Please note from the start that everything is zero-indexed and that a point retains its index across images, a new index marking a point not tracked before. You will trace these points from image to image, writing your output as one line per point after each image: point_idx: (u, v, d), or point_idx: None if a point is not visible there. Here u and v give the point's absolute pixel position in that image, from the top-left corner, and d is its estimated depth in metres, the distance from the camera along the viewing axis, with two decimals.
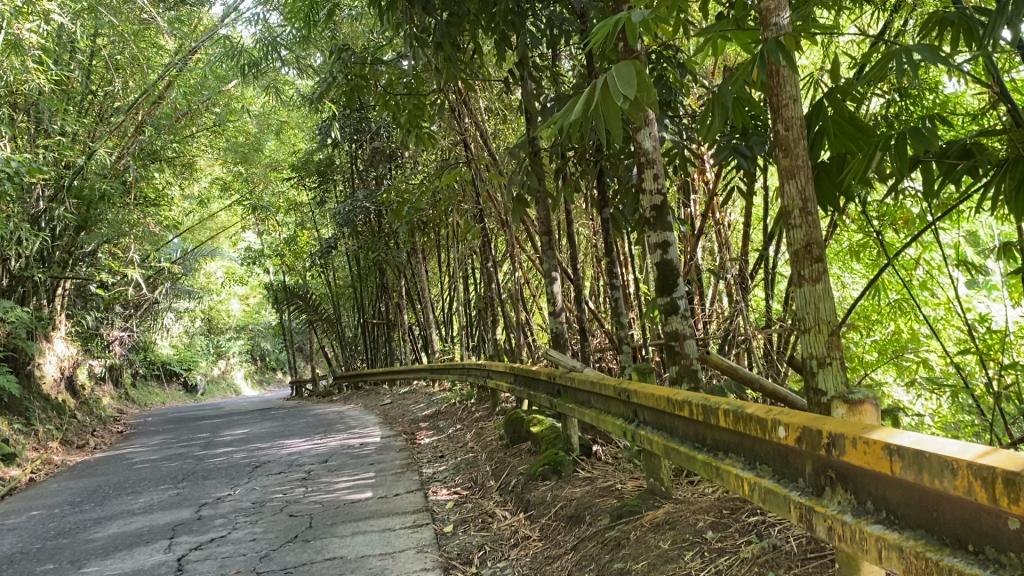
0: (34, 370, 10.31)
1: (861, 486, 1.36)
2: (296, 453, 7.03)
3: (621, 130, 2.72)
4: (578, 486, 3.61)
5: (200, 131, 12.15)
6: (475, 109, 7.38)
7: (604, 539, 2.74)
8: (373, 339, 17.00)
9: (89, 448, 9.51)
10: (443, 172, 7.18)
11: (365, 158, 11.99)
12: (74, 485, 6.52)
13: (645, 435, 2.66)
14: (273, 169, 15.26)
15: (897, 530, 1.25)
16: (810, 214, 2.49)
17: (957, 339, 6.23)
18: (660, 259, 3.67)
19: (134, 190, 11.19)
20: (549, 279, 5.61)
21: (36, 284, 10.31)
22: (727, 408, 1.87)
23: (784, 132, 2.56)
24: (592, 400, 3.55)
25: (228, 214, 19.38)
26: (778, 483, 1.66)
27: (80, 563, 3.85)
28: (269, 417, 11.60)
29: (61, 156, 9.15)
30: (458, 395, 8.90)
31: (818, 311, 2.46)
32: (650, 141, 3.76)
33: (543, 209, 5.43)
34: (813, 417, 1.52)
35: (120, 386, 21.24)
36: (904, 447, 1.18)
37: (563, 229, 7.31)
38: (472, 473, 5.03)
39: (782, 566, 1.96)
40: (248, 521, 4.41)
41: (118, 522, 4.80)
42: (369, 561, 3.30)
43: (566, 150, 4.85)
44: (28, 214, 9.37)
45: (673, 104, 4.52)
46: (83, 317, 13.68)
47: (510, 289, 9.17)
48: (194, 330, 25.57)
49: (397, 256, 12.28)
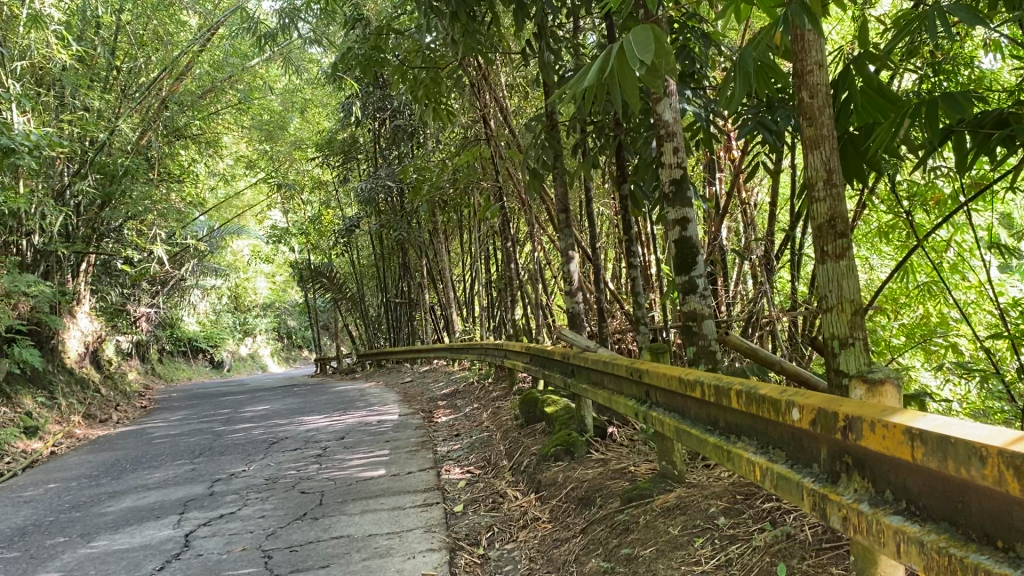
0: (58, 344, 10.40)
1: (880, 474, 1.24)
2: (314, 429, 7.03)
3: (637, 95, 2.59)
4: (591, 468, 3.53)
5: (225, 108, 12.12)
6: (495, 84, 7.24)
7: (614, 523, 2.65)
8: (397, 318, 16.97)
9: (111, 422, 9.59)
10: (462, 149, 7.06)
11: (387, 136, 11.88)
12: (93, 458, 6.55)
13: (656, 417, 2.56)
14: (298, 148, 15.25)
15: (917, 522, 1.14)
16: (834, 186, 2.36)
17: (988, 323, 6.05)
18: (679, 236, 3.54)
19: (158, 166, 11.23)
20: (566, 257, 5.51)
21: (61, 259, 10.36)
22: (740, 389, 1.77)
23: (809, 100, 2.43)
24: (605, 379, 3.45)
25: (254, 192, 19.42)
26: (791, 469, 1.55)
27: (89, 537, 3.83)
28: (290, 394, 11.62)
29: (86, 132, 9.08)
30: (478, 374, 8.85)
31: (841, 290, 2.33)
32: (671, 113, 3.58)
33: (561, 185, 5.31)
34: (829, 398, 1.41)
35: (147, 361, 21.48)
36: (927, 432, 1.07)
37: (583, 209, 7.18)
38: (486, 452, 4.96)
39: (795, 557, 1.85)
40: (259, 497, 4.38)
41: (131, 496, 4.79)
42: (376, 540, 3.23)
43: (585, 123, 4.70)
44: (52, 190, 9.38)
45: (697, 76, 4.37)
46: (109, 293, 13.78)
47: (530, 268, 9.05)
48: (220, 306, 25.79)
49: (419, 235, 12.20)
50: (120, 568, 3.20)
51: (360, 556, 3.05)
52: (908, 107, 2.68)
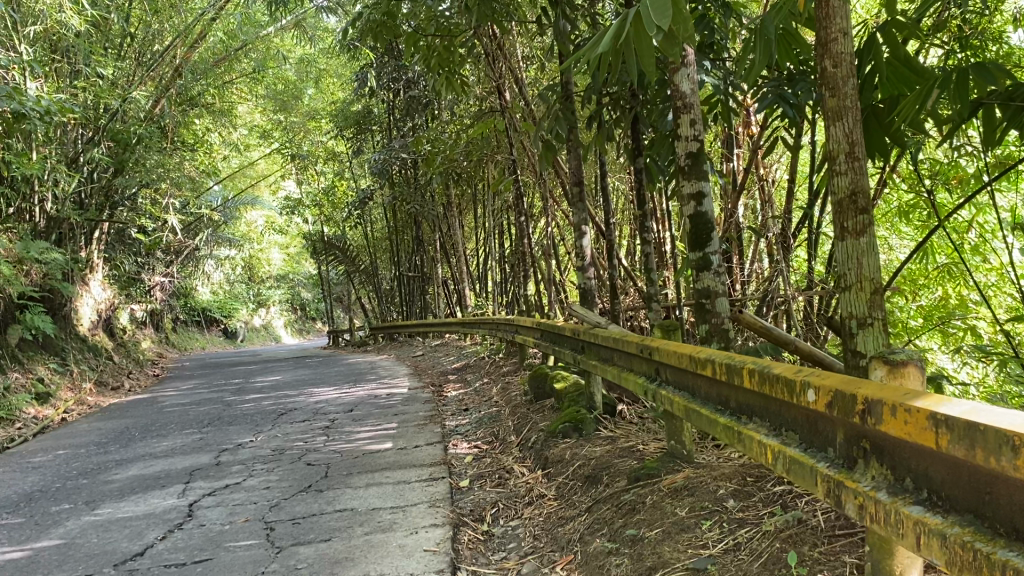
0: (71, 311, 10.42)
1: (899, 461, 1.17)
2: (323, 401, 7.01)
3: (652, 63, 2.50)
4: (599, 446, 3.47)
5: (239, 77, 12.02)
6: (510, 55, 7.11)
7: (619, 503, 2.60)
8: (409, 292, 16.90)
9: (123, 391, 9.64)
10: (475, 121, 6.96)
11: (401, 107, 11.72)
12: (104, 425, 6.57)
13: (666, 395, 2.49)
14: (313, 119, 15.15)
15: (939, 514, 1.06)
16: (856, 159, 2.27)
17: (1007, 306, 5.94)
18: (694, 211, 3.45)
19: (172, 134, 11.15)
20: (579, 231, 5.41)
21: (74, 226, 10.34)
22: (753, 368, 1.69)
23: (831, 69, 2.33)
24: (614, 356, 3.38)
25: (268, 163, 19.35)
26: (804, 452, 1.48)
27: (94, 504, 3.81)
28: (302, 366, 11.60)
29: (100, 99, 8.93)
30: (488, 349, 8.80)
31: (861, 267, 2.25)
32: (688, 84, 3.47)
33: (574, 157, 5.21)
34: (846, 379, 1.33)
35: (160, 330, 21.59)
36: (954, 418, 0.99)
37: (597, 184, 7.08)
38: (494, 428, 4.91)
39: (807, 543, 1.78)
40: (265, 468, 4.35)
41: (138, 464, 4.78)
42: (379, 515, 3.18)
43: (600, 94, 4.58)
44: (66, 156, 9.32)
45: (716, 46, 4.23)
46: (122, 262, 13.79)
47: (543, 244, 8.95)
48: (234, 277, 25.85)
49: (432, 209, 12.08)
50: (122, 537, 3.18)
51: (362, 530, 3.00)
52: (934, 79, 2.56)
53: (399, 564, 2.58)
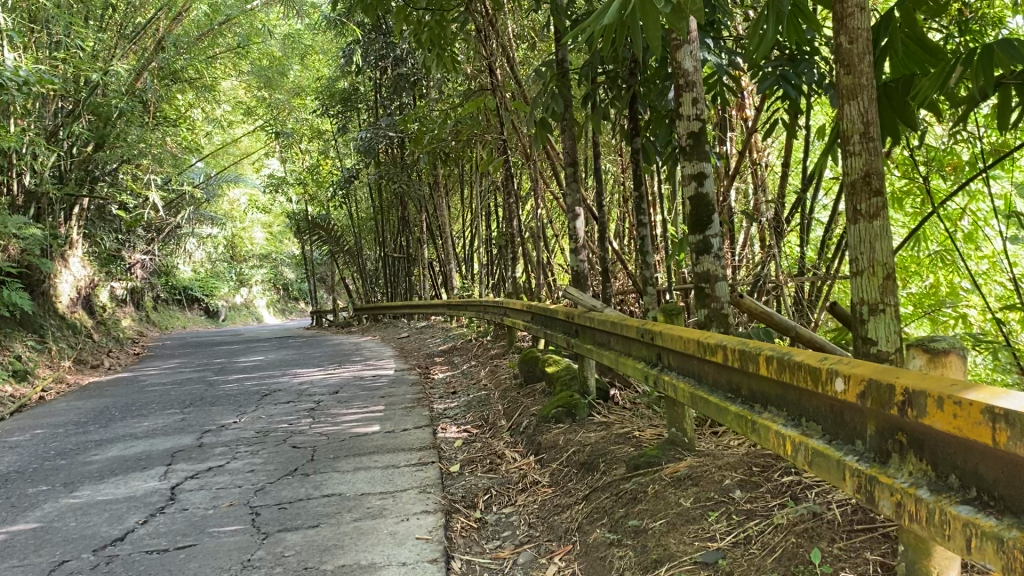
0: (49, 288, 10.22)
1: (941, 456, 1.09)
2: (307, 382, 6.91)
3: (660, 38, 2.37)
4: (593, 432, 3.39)
5: (223, 52, 11.79)
6: (503, 33, 6.97)
7: (619, 491, 2.52)
8: (393, 273, 16.73)
9: (102, 369, 9.49)
10: (466, 100, 6.83)
11: (388, 86, 11.54)
12: (83, 405, 6.43)
13: (669, 381, 2.42)
14: (298, 96, 14.92)
15: (992, 515, 0.99)
16: (871, 139, 2.19)
17: (998, 294, 5.91)
18: (694, 192, 3.35)
19: (154, 110, 10.93)
20: (571, 212, 5.32)
21: (53, 202, 10.14)
22: (770, 355, 1.61)
23: (848, 46, 2.23)
24: (611, 341, 3.30)
25: (251, 140, 19.07)
26: (829, 444, 1.41)
27: (73, 486, 3.70)
28: (285, 346, 11.44)
29: (79, 71, 8.67)
30: (475, 332, 8.71)
31: (874, 251, 2.17)
32: (691, 62, 3.38)
33: (569, 137, 5.11)
34: (881, 368, 1.24)
35: (141, 308, 21.33)
36: (1014, 412, 0.91)
37: (589, 165, 6.97)
38: (483, 412, 4.83)
39: (824, 538, 1.71)
40: (249, 450, 4.25)
41: (118, 445, 4.67)
42: (368, 500, 3.10)
43: (596, 72, 4.48)
44: (45, 131, 9.09)
45: (717, 24, 4.13)
46: (103, 238, 13.56)
47: (531, 226, 8.85)
48: (216, 255, 25.57)
49: (418, 188, 11.92)
50: (102, 521, 3.07)
51: (351, 516, 2.91)
52: (949, 57, 2.49)
53: (390, 552, 2.49)
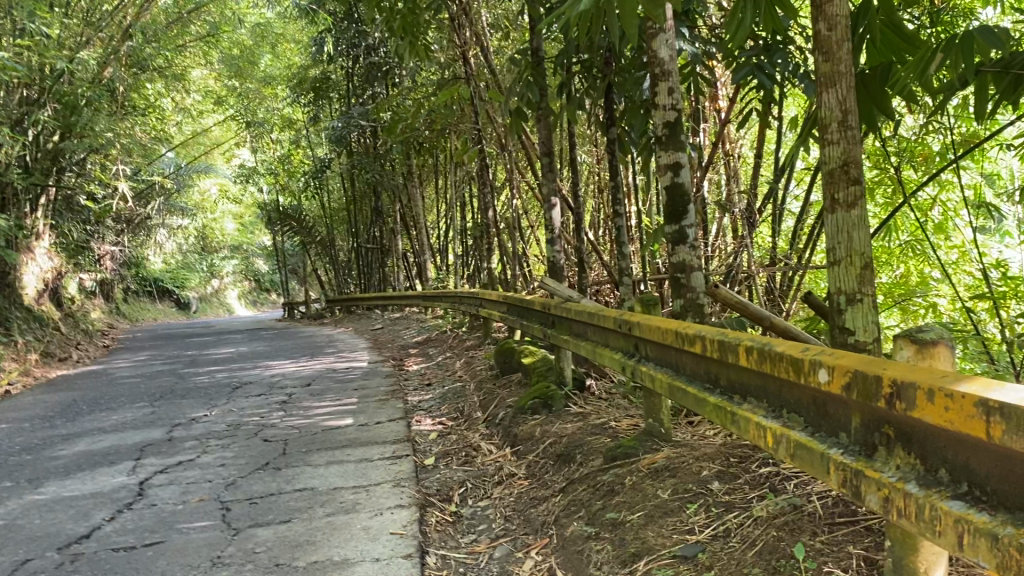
0: (14, 280, 10.01)
1: (931, 449, 1.07)
2: (280, 375, 6.81)
3: (637, 28, 2.32)
4: (569, 423, 3.37)
5: (192, 40, 11.57)
6: (477, 20, 6.89)
7: (597, 483, 2.49)
8: (367, 264, 16.57)
9: (69, 362, 9.31)
10: (440, 89, 6.75)
11: (361, 74, 11.37)
12: (50, 399, 6.30)
13: (646, 372, 2.39)
14: (268, 85, 14.70)
15: (985, 511, 0.97)
16: (850, 128, 2.15)
17: (968, 283, 5.95)
18: (670, 181, 3.32)
19: (121, 98, 10.71)
20: (547, 202, 5.28)
21: (18, 191, 9.91)
22: (751, 345, 1.59)
23: (827, 32, 2.18)
24: (588, 331, 3.26)
25: (222, 129, 18.78)
26: (812, 436, 1.38)
27: (37, 482, 3.61)
28: (257, 338, 11.27)
29: (44, 58, 8.44)
30: (450, 323, 8.64)
31: (851, 241, 2.15)
32: (666, 50, 3.30)
33: (544, 126, 5.06)
34: (867, 359, 1.22)
35: (110, 300, 20.98)
36: (1011, 406, 0.89)
37: (565, 156, 6.92)
38: (459, 404, 4.79)
39: (805, 531, 1.69)
40: (220, 444, 4.17)
41: (85, 439, 4.56)
42: (341, 495, 3.05)
43: (572, 61, 4.42)
44: (10, 119, 8.86)
45: (693, 13, 4.08)
46: (71, 230, 13.31)
47: (506, 216, 8.77)
48: (185, 247, 25.21)
49: (392, 179, 11.79)
50: (68, 518, 3.00)
51: (324, 511, 2.86)
52: (928, 45, 2.45)
53: (363, 548, 2.45)
